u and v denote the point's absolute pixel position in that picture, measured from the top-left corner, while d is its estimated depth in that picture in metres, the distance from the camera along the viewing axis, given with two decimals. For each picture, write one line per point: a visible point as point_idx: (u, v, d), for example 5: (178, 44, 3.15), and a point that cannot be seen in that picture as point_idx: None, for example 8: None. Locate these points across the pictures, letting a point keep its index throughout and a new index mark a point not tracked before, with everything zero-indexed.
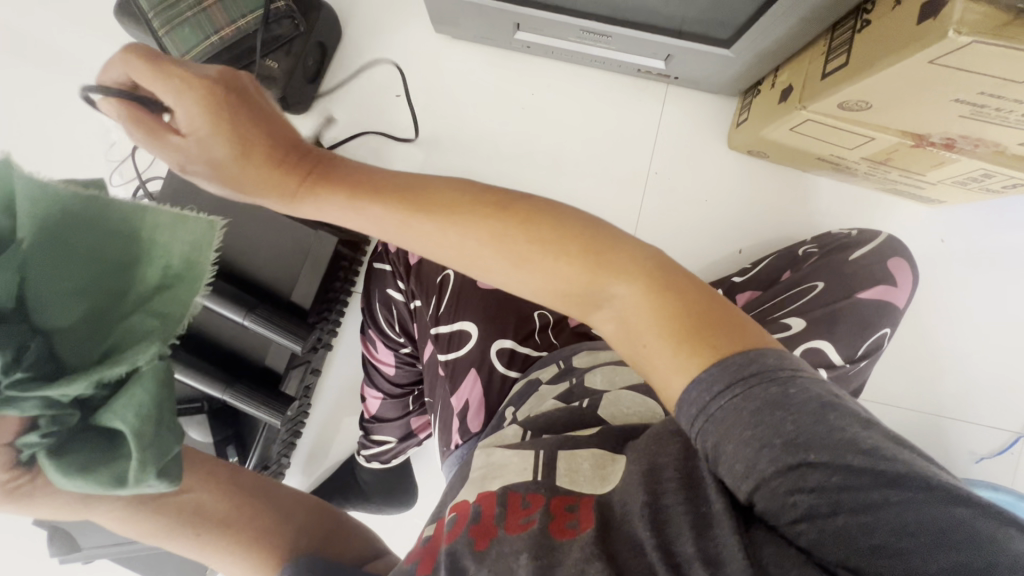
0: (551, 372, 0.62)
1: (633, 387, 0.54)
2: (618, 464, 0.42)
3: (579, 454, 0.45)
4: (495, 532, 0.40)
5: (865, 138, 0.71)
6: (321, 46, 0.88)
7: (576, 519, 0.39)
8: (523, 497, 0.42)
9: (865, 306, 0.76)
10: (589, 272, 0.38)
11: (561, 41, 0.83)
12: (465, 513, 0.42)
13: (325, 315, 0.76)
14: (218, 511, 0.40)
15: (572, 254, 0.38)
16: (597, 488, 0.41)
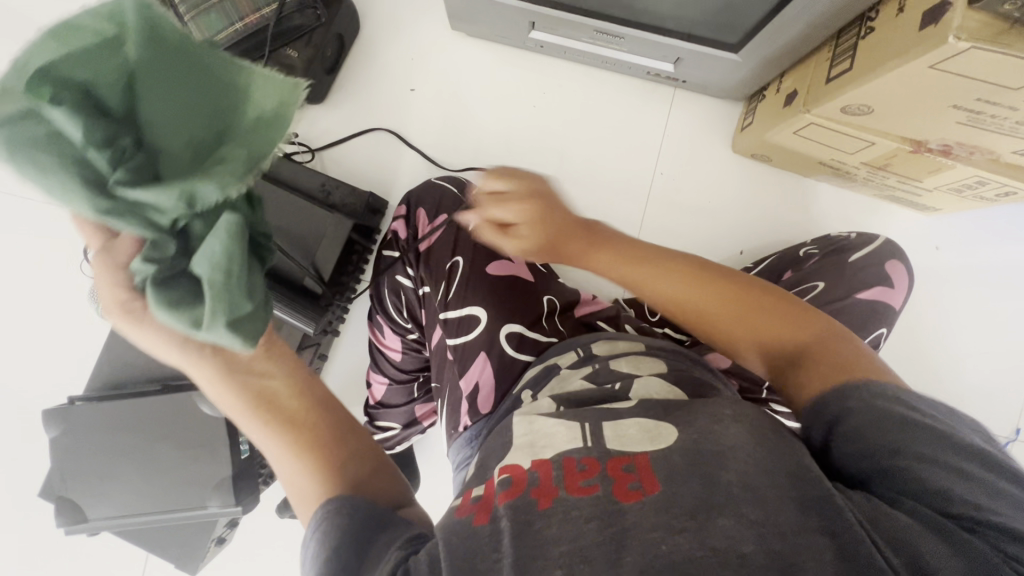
0: (571, 358, 0.64)
1: (659, 373, 0.56)
2: (667, 430, 0.44)
3: (622, 422, 0.47)
4: (557, 492, 0.41)
5: (865, 143, 0.74)
6: (340, 39, 0.90)
7: (638, 481, 0.40)
8: (579, 461, 0.43)
9: (863, 305, 0.79)
10: (734, 310, 0.52)
11: (573, 42, 0.86)
12: (520, 477, 0.43)
13: (340, 298, 0.78)
14: (292, 415, 0.42)
15: (738, 302, 0.52)
16: (649, 446, 0.43)
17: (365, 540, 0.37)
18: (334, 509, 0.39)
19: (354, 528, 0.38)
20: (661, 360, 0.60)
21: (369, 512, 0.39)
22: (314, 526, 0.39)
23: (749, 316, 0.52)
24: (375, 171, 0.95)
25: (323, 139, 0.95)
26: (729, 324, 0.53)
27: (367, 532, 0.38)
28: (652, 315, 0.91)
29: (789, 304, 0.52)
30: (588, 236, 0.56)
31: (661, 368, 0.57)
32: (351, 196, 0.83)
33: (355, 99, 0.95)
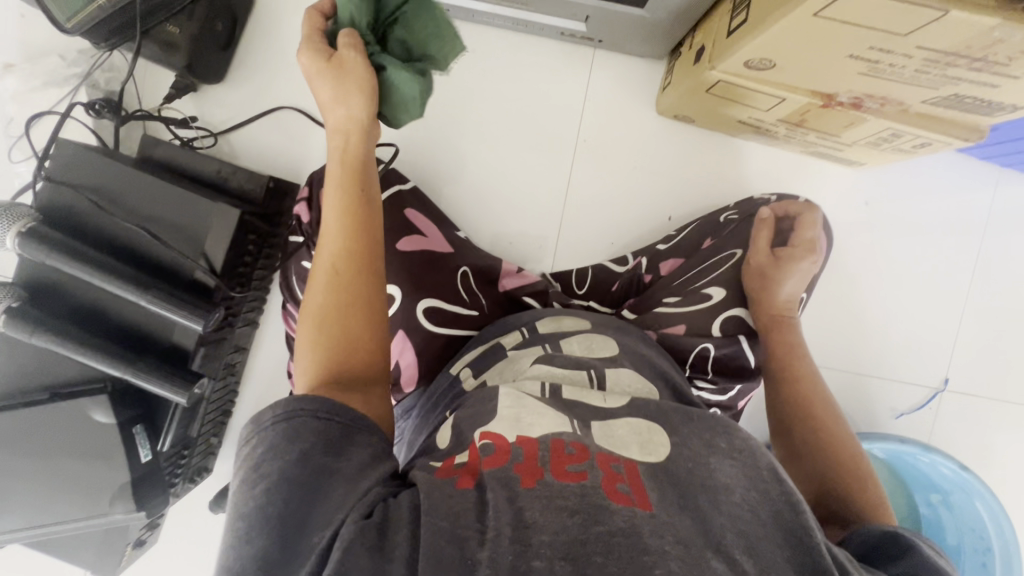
0: (516, 339, 0.69)
1: (610, 356, 0.64)
2: (661, 440, 0.49)
3: (611, 423, 0.51)
4: (542, 475, 0.42)
5: (777, 99, 0.71)
6: (231, 11, 0.84)
7: (627, 488, 0.42)
8: (568, 447, 0.45)
9: (754, 270, 0.80)
10: (843, 462, 0.63)
11: (478, 3, 0.81)
12: (504, 446, 0.45)
13: (240, 291, 0.74)
14: (364, 224, 0.50)
15: (839, 446, 0.65)
16: (638, 455, 0.47)
17: (339, 448, 0.41)
18: (310, 405, 0.42)
19: (327, 439, 0.41)
20: (611, 340, 0.68)
21: (342, 423, 0.42)
22: (285, 416, 0.42)
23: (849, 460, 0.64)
24: (286, 154, 0.91)
25: (227, 122, 0.90)
26: (853, 452, 0.65)
27: (341, 445, 0.41)
28: (579, 288, 0.91)
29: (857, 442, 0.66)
30: (809, 393, 0.71)
31: (614, 352, 0.65)
32: (249, 180, 0.78)
33: (258, 77, 0.89)
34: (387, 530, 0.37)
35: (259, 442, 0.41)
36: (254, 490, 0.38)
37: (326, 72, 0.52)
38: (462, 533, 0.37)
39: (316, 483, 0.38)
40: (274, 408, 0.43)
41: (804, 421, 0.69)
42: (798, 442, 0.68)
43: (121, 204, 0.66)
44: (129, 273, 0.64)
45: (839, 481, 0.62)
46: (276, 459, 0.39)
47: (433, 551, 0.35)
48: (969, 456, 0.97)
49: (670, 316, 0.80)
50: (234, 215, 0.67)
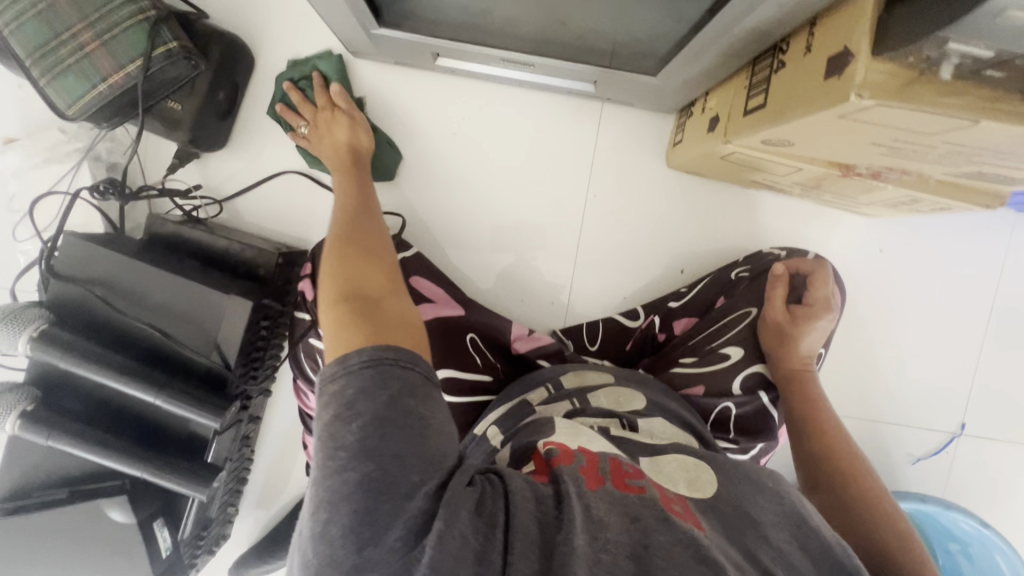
0: (543, 395, 0.70)
1: (637, 410, 0.67)
2: (709, 477, 0.52)
3: (662, 458, 0.55)
4: (604, 481, 0.46)
5: (794, 168, 0.70)
6: (233, 81, 0.82)
7: (680, 506, 0.46)
8: (624, 465, 0.49)
9: (771, 328, 0.78)
10: (881, 512, 0.61)
11: (483, 67, 0.79)
12: (569, 452, 0.48)
13: (254, 373, 0.73)
14: (365, 194, 0.67)
15: (874, 497, 0.63)
16: (689, 488, 0.50)
17: (425, 397, 0.44)
18: (393, 353, 0.45)
19: (410, 383, 0.43)
20: (637, 397, 0.70)
21: (420, 371, 0.45)
22: (369, 363, 0.44)
23: (886, 511, 0.61)
24: (294, 217, 0.90)
25: (233, 187, 0.89)
26: (889, 504, 0.62)
27: (426, 392, 0.44)
28: (591, 344, 0.89)
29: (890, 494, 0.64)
30: (837, 443, 0.70)
31: (639, 406, 0.68)
32: (259, 256, 0.76)
33: (262, 142, 0.89)
34: (484, 505, 0.41)
35: (348, 382, 0.43)
36: (350, 427, 0.41)
37: (338, 115, 0.78)
38: (545, 520, 0.41)
39: (410, 429, 0.41)
40: (356, 353, 0.45)
41: (837, 469, 0.67)
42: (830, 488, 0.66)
43: (133, 298, 0.66)
44: (145, 373, 0.64)
45: (881, 526, 0.59)
46: (370, 400, 0.42)
47: (525, 531, 0.39)
48: (986, 498, 0.97)
49: (688, 376, 0.79)
50: (244, 308, 0.66)
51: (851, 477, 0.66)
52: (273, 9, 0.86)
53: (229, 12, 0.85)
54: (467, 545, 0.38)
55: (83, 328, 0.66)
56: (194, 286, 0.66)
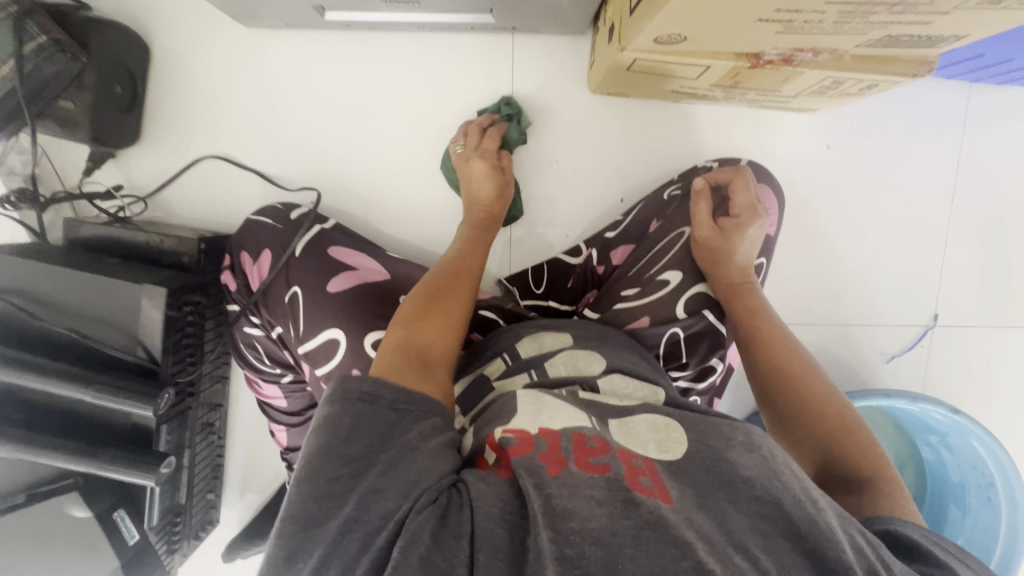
0: (498, 368, 0.66)
1: (592, 372, 0.61)
2: (679, 437, 0.48)
3: (630, 420, 0.51)
4: (566, 463, 0.42)
5: (701, 68, 0.66)
6: (128, 71, 0.81)
7: (651, 482, 0.42)
8: (590, 439, 0.45)
9: (703, 248, 0.75)
10: (850, 443, 0.57)
11: (373, 15, 0.76)
12: (528, 437, 0.44)
13: (192, 362, 0.74)
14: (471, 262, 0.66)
15: (840, 425, 0.59)
16: (655, 454, 0.46)
17: (419, 426, 0.44)
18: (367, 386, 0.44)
19: (382, 421, 0.43)
20: (595, 355, 0.64)
21: (416, 411, 0.45)
22: (368, 398, 0.44)
23: (858, 438, 0.58)
24: (220, 203, 0.89)
25: (156, 181, 0.88)
26: (861, 428, 0.59)
27: (408, 420, 0.44)
28: (536, 287, 0.89)
29: (856, 411, 0.60)
30: (794, 363, 0.65)
31: (595, 365, 0.62)
32: (180, 245, 0.75)
33: (173, 130, 0.87)
34: (448, 514, 0.39)
35: (340, 410, 0.43)
36: (338, 471, 0.40)
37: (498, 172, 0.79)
38: (510, 520, 0.39)
39: (393, 462, 0.41)
40: (356, 381, 0.44)
41: (780, 382, 0.64)
42: (789, 416, 0.62)
43: (49, 304, 0.66)
44: (73, 371, 0.64)
45: (851, 460, 0.56)
46: (358, 441, 0.41)
47: (489, 537, 0.37)
48: (969, 387, 0.94)
49: (631, 310, 0.75)
50: (163, 295, 0.66)
51: (815, 402, 0.61)
52: None
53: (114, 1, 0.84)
54: (432, 562, 0.36)
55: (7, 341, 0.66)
56: (109, 281, 0.66)
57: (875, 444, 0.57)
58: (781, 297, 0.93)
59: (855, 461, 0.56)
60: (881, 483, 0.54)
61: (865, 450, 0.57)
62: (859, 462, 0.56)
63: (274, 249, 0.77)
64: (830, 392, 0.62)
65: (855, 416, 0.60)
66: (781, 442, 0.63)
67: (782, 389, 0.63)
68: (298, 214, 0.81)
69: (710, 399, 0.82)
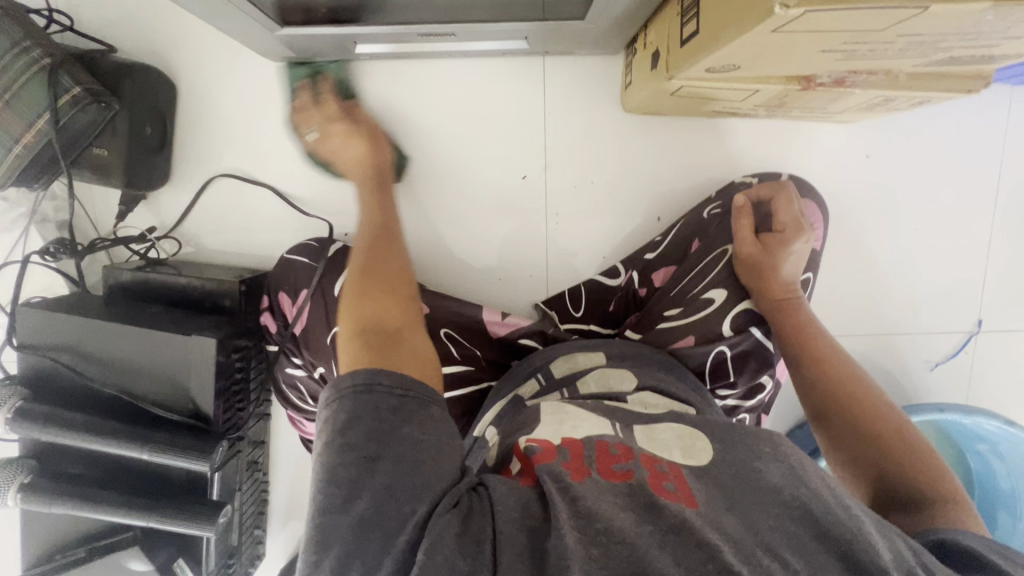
0: (532, 388, 0.68)
1: (622, 386, 0.62)
2: (704, 446, 0.49)
3: (655, 428, 0.52)
4: (588, 471, 0.44)
5: (749, 91, 0.64)
6: (158, 113, 0.80)
7: (673, 484, 0.43)
8: (612, 447, 0.47)
9: (745, 264, 0.74)
10: (916, 465, 0.56)
11: (406, 47, 0.74)
12: (551, 446, 0.46)
13: (241, 405, 0.74)
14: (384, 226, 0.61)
15: (905, 447, 0.58)
16: (681, 459, 0.47)
17: (422, 421, 0.43)
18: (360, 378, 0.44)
19: (396, 409, 0.42)
20: (628, 372, 0.65)
21: (417, 395, 0.44)
22: (365, 388, 0.43)
23: (926, 460, 0.57)
24: (253, 239, 0.88)
25: (187, 221, 0.87)
26: (929, 451, 0.58)
27: (424, 417, 0.43)
28: (575, 310, 0.87)
29: (924, 437, 0.59)
30: (854, 384, 0.65)
31: (626, 379, 0.64)
32: (222, 287, 0.75)
33: (203, 168, 0.86)
34: (471, 518, 0.40)
35: (341, 409, 0.42)
36: (343, 459, 0.40)
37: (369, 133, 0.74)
38: (531, 523, 0.39)
39: (403, 461, 0.40)
40: (350, 376, 0.44)
41: (837, 400, 0.64)
42: (849, 436, 0.61)
43: (100, 360, 0.66)
44: (130, 430, 0.65)
45: (919, 482, 0.55)
46: (363, 429, 0.41)
47: (510, 539, 0.38)
48: (1015, 392, 0.93)
49: (676, 330, 0.76)
50: (212, 347, 0.65)
51: (877, 423, 0.61)
52: (184, 32, 0.83)
53: (140, 42, 0.82)
54: None
55: (67, 398, 0.67)
56: (156, 334, 0.65)
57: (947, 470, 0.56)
58: (822, 309, 0.92)
59: (916, 480, 0.55)
60: (949, 504, 0.52)
61: (932, 471, 0.56)
62: (921, 481, 0.55)
63: (312, 288, 0.76)
64: (895, 416, 0.62)
65: (922, 440, 0.59)
66: (840, 464, 0.62)
67: (841, 410, 0.63)
68: (333, 248, 0.78)
69: (758, 417, 0.81)
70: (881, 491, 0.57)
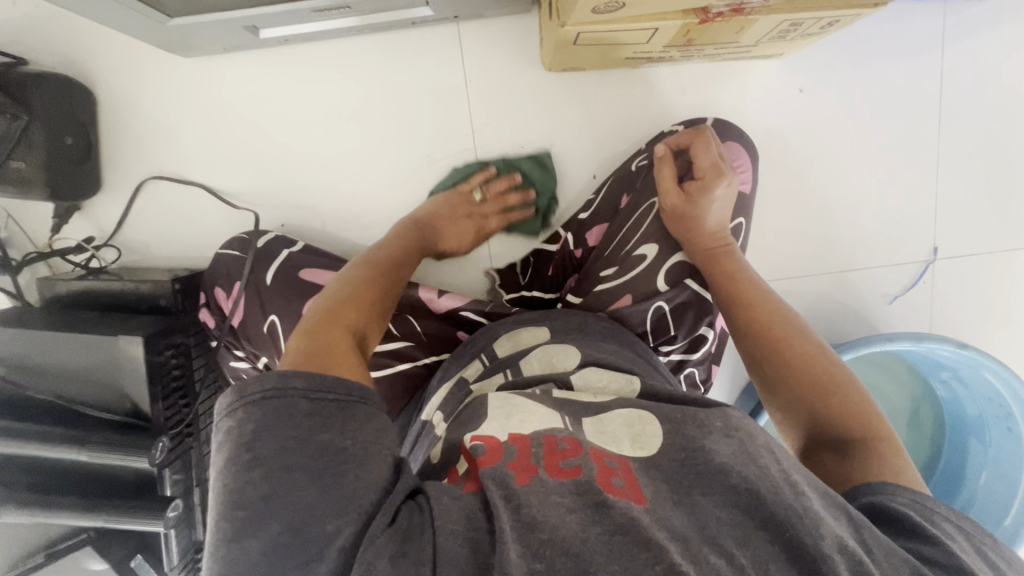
0: (476, 370, 0.64)
1: (566, 367, 0.59)
2: (653, 433, 0.46)
3: (603, 419, 0.49)
4: (536, 471, 0.41)
5: (650, 31, 0.62)
6: (76, 120, 0.80)
7: (622, 482, 0.41)
8: (561, 442, 0.44)
9: (671, 217, 0.72)
10: (843, 413, 0.53)
11: (310, 25, 0.73)
12: (496, 445, 0.43)
13: (187, 402, 0.74)
14: (403, 262, 0.62)
15: (833, 393, 0.55)
16: (631, 453, 0.45)
17: (340, 429, 0.39)
18: (299, 382, 0.39)
19: (325, 419, 0.38)
20: (572, 346, 0.62)
21: (336, 399, 0.40)
22: (276, 395, 0.38)
23: (854, 405, 0.53)
24: (191, 239, 0.88)
25: (123, 228, 0.88)
26: (858, 393, 0.54)
27: (327, 413, 0.39)
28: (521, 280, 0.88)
29: (852, 375, 0.56)
30: (782, 329, 0.60)
31: (571, 357, 0.60)
32: (155, 289, 0.75)
33: (131, 173, 0.87)
34: (410, 535, 0.36)
35: (245, 419, 0.38)
36: (248, 478, 0.35)
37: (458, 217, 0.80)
38: (474, 536, 0.37)
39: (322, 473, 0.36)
40: (261, 380, 0.39)
41: (767, 346, 0.60)
42: (776, 387, 0.58)
43: (38, 368, 0.68)
44: (67, 431, 0.66)
45: (846, 430, 0.52)
46: (272, 440, 0.37)
47: (451, 553, 0.35)
48: (978, 318, 0.91)
49: (610, 292, 0.73)
50: (139, 343, 0.66)
51: (802, 371, 0.57)
52: (92, 36, 0.82)
53: (49, 51, 0.82)
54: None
55: None
56: (86, 337, 0.67)
57: (875, 410, 0.53)
58: (772, 253, 0.90)
59: (842, 423, 0.53)
60: (874, 445, 0.50)
61: (861, 419, 0.52)
62: (846, 423, 0.52)
63: (245, 281, 0.76)
64: (823, 356, 0.58)
65: (851, 380, 0.55)
66: (772, 409, 0.60)
67: (767, 362, 0.59)
68: (261, 239, 0.78)
69: (707, 367, 0.81)
70: (812, 437, 0.55)
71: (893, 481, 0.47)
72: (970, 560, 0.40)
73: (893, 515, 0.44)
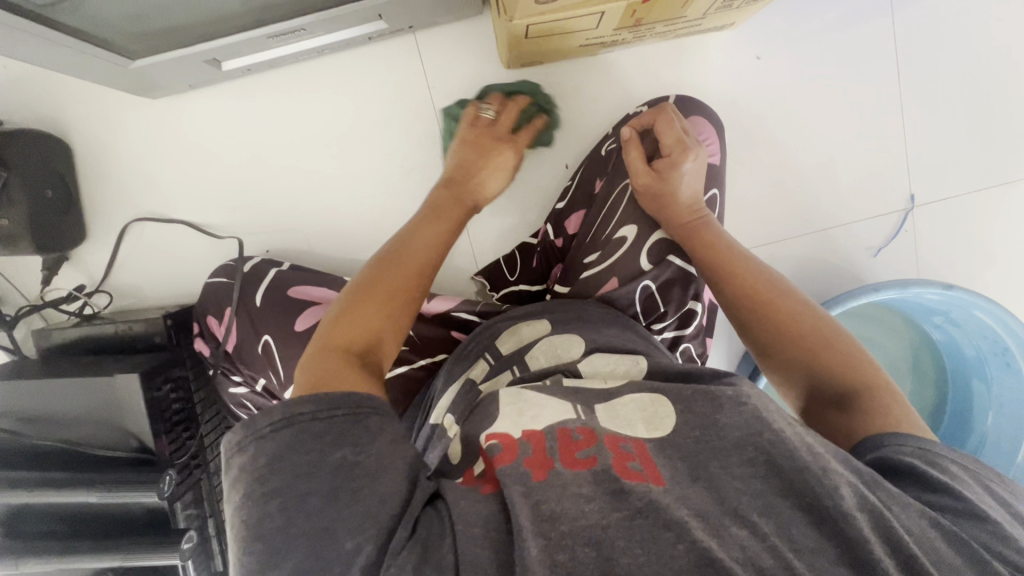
0: (482, 368, 0.63)
1: (574, 358, 0.59)
2: (666, 412, 0.46)
3: (615, 404, 0.49)
4: (552, 464, 0.41)
5: (597, 15, 0.64)
6: (54, 171, 0.82)
7: (640, 465, 0.41)
8: (574, 432, 0.44)
9: (646, 195, 0.73)
10: (836, 364, 0.53)
11: (269, 52, 0.75)
12: (511, 443, 0.43)
13: (190, 433, 0.75)
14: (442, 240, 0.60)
15: (825, 345, 0.54)
16: (646, 435, 0.45)
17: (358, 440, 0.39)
18: (307, 408, 0.40)
19: (336, 433, 0.39)
20: (575, 336, 0.62)
21: (346, 414, 0.40)
22: (280, 425, 0.39)
23: (847, 354, 0.53)
24: (180, 275, 0.90)
25: (113, 272, 0.89)
26: (848, 341, 0.54)
27: (349, 433, 0.39)
28: (511, 273, 0.88)
29: (841, 325, 0.56)
30: (769, 289, 0.60)
31: (577, 347, 0.60)
32: (150, 326, 0.76)
33: (115, 217, 0.88)
34: (429, 547, 0.36)
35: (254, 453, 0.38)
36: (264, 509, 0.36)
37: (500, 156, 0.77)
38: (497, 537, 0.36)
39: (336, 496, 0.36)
40: (267, 414, 0.39)
41: (758, 311, 0.59)
42: (768, 347, 0.58)
43: (43, 417, 0.69)
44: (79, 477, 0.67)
45: (845, 380, 0.52)
46: (283, 470, 0.37)
47: (474, 560, 0.35)
48: (964, 260, 0.92)
49: (596, 277, 0.74)
50: (139, 380, 0.67)
51: (793, 327, 0.56)
52: (60, 89, 0.84)
53: (22, 108, 0.84)
54: None
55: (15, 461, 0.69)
56: (85, 380, 0.67)
57: (868, 355, 0.53)
58: (751, 220, 0.91)
59: (839, 374, 0.53)
60: (873, 393, 0.51)
61: (857, 367, 0.52)
62: (844, 375, 0.52)
63: (235, 308, 0.77)
64: (811, 309, 0.58)
65: (840, 330, 0.55)
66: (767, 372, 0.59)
67: (755, 324, 0.59)
68: (247, 265, 0.80)
69: (702, 341, 0.81)
70: (813, 394, 0.54)
71: (899, 427, 0.47)
72: (983, 501, 0.41)
73: (904, 466, 0.44)
